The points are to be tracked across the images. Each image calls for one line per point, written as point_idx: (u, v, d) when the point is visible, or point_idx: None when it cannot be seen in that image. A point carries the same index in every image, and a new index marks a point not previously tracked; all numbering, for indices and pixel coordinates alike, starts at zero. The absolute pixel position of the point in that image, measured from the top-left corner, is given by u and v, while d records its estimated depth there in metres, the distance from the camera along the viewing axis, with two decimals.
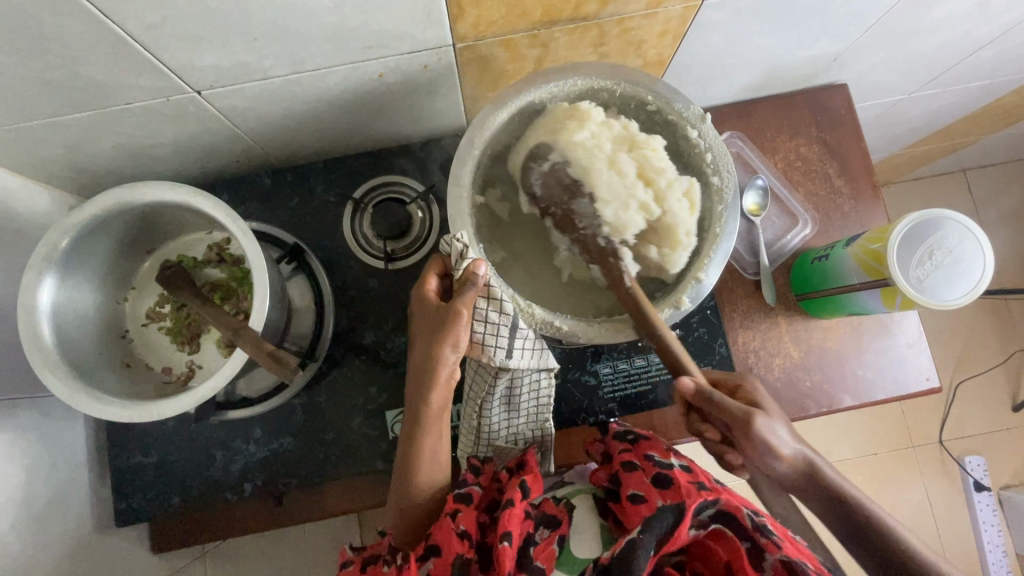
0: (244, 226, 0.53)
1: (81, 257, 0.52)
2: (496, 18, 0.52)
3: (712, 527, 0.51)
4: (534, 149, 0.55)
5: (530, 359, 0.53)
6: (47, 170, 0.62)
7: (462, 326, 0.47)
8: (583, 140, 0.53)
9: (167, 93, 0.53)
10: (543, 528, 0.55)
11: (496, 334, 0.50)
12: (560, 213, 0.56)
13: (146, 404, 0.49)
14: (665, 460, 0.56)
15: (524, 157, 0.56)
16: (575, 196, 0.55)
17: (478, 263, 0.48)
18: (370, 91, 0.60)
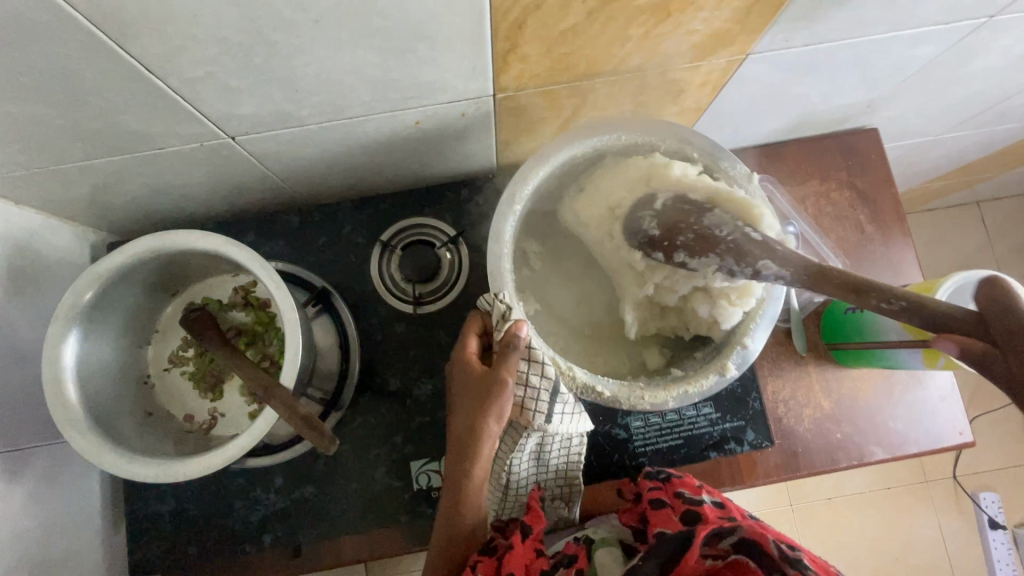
0: (276, 277, 0.51)
1: (108, 305, 0.51)
2: (540, 71, 0.51)
3: (734, 558, 0.50)
4: (614, 197, 0.54)
5: (568, 424, 0.51)
6: (73, 208, 0.60)
7: (506, 391, 0.46)
8: (676, 182, 0.51)
9: (202, 139, 0.52)
10: (563, 569, 0.53)
11: (536, 398, 0.49)
12: (692, 233, 0.48)
13: (173, 462, 0.48)
14: (697, 497, 0.55)
15: (601, 205, 0.55)
16: (703, 214, 0.48)
17: (520, 325, 0.48)
18: (406, 136, 0.58)
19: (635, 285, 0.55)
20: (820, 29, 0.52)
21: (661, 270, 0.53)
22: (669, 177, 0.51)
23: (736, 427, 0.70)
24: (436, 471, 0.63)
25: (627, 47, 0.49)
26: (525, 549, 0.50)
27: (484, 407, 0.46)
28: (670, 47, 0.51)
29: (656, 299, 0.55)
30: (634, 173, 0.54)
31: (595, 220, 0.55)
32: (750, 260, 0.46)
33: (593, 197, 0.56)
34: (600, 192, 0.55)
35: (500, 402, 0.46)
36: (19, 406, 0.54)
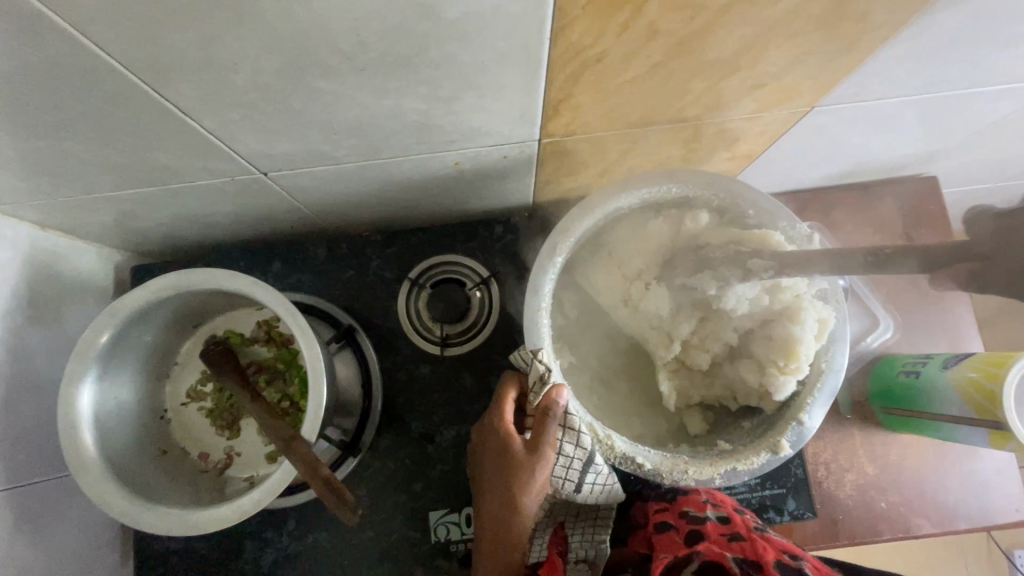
0: (303, 322, 0.49)
1: (128, 342, 0.49)
2: (592, 119, 0.48)
3: None
4: (630, 265, 0.55)
5: (599, 494, 0.49)
6: (98, 233, 0.59)
7: (544, 463, 0.45)
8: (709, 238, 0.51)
9: (233, 174, 0.50)
10: None
11: (567, 467, 0.47)
12: (689, 260, 0.51)
13: (188, 514, 0.45)
14: (701, 515, 0.51)
15: (615, 272, 0.55)
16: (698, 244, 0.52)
17: (558, 390, 0.45)
18: (443, 175, 0.56)
19: (660, 347, 0.53)
20: (894, 84, 0.49)
21: (691, 317, 0.52)
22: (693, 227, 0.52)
23: (775, 495, 0.61)
24: (455, 523, 0.60)
25: (686, 99, 0.46)
26: None
27: (519, 478, 0.45)
28: (731, 99, 0.47)
29: (688, 361, 0.53)
30: (663, 240, 0.53)
31: (612, 284, 0.55)
32: (737, 265, 0.47)
33: (620, 260, 0.55)
34: (620, 257, 0.55)
35: (538, 475, 0.45)
36: (35, 438, 0.53)
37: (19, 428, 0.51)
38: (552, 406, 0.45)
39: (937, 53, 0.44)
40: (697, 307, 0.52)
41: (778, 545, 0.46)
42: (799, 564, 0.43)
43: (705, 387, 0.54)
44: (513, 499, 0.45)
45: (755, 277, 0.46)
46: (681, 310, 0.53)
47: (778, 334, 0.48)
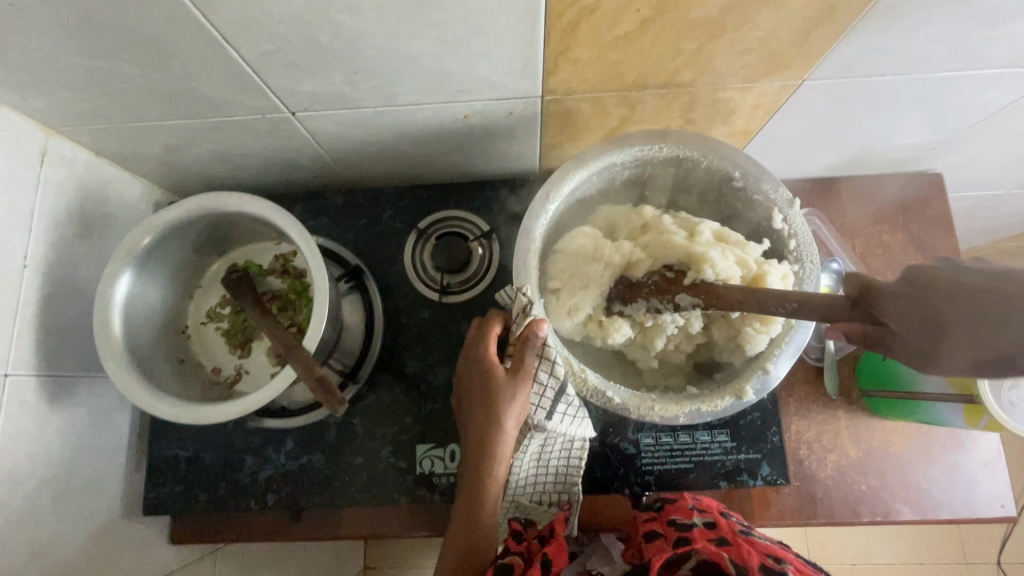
0: (314, 247, 0.54)
1: (159, 254, 0.55)
2: (591, 77, 0.52)
3: None
4: (580, 309, 0.51)
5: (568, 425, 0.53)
6: (143, 165, 0.66)
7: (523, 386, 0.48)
8: (650, 261, 0.52)
9: (265, 111, 0.55)
10: None
11: (540, 395, 0.50)
12: (617, 293, 0.53)
13: (196, 406, 0.50)
14: (688, 521, 0.53)
15: (568, 319, 0.52)
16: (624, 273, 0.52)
17: (539, 321, 0.48)
18: (455, 130, 0.61)
19: (641, 359, 0.54)
20: (882, 61, 0.51)
21: (655, 333, 0.53)
22: (631, 263, 0.52)
23: (750, 459, 0.62)
24: (439, 457, 0.64)
25: (678, 61, 0.50)
26: None
27: (499, 403, 0.48)
28: (722, 66, 0.51)
29: (665, 362, 0.55)
30: (607, 273, 0.52)
31: (572, 330, 0.52)
32: (670, 296, 0.50)
33: (574, 295, 0.51)
34: (567, 301, 0.52)
35: (518, 400, 0.48)
36: (74, 338, 0.59)
37: (60, 325, 0.57)
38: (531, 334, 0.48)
39: (919, 29, 0.47)
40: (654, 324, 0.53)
41: (761, 547, 0.47)
42: (783, 566, 0.44)
43: (681, 372, 0.55)
44: (496, 427, 0.48)
45: (687, 310, 0.51)
46: (642, 330, 0.53)
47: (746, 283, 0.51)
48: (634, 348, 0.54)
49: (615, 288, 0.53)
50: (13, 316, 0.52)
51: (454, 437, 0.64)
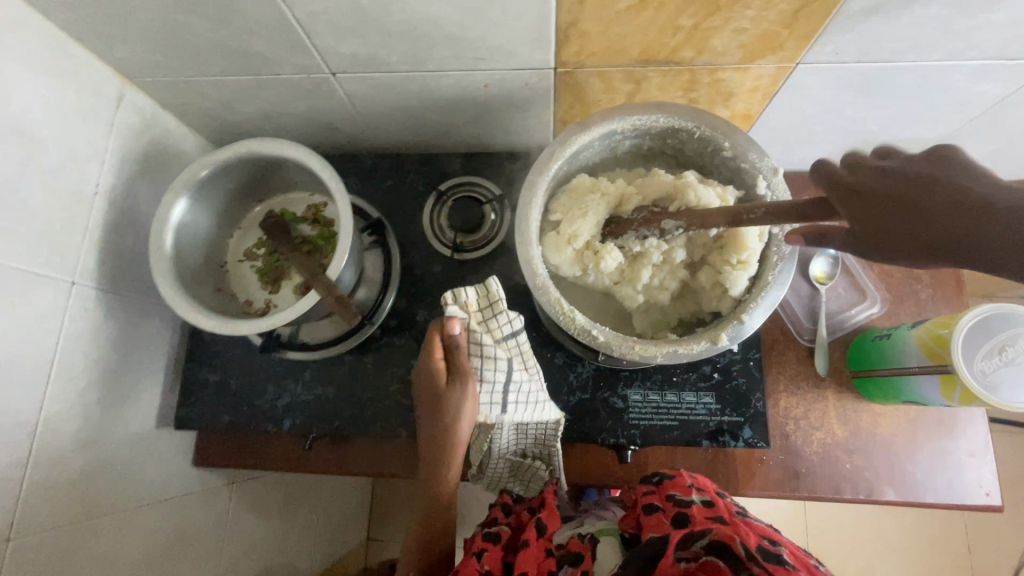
0: (341, 188, 0.60)
1: (209, 191, 0.62)
2: (598, 50, 0.57)
3: (704, 559, 0.52)
4: (580, 237, 0.56)
5: (526, 407, 0.60)
6: (200, 119, 0.74)
7: (467, 390, 0.56)
8: (641, 199, 0.58)
9: (309, 71, 0.63)
10: (567, 565, 0.56)
11: (493, 384, 0.58)
12: (612, 226, 0.57)
13: (230, 320, 0.58)
14: (686, 498, 0.58)
15: (569, 247, 0.57)
16: (618, 210, 0.58)
17: (451, 322, 0.55)
18: (476, 99, 0.67)
19: (628, 299, 0.57)
20: (869, 46, 0.55)
21: (641, 264, 0.56)
22: (625, 200, 0.58)
23: (733, 422, 0.66)
24: None
25: (677, 38, 0.55)
26: (537, 547, 0.57)
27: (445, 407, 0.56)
28: (718, 45, 0.56)
29: (651, 300, 0.58)
30: (604, 206, 0.57)
31: (570, 259, 0.57)
32: (655, 224, 0.54)
33: (575, 224, 0.57)
34: (567, 230, 0.57)
35: (461, 406, 0.56)
36: (130, 262, 0.67)
37: (120, 248, 0.65)
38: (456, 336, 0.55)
39: (901, 16, 0.51)
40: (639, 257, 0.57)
41: (757, 530, 0.53)
42: (777, 548, 0.49)
43: (668, 315, 0.59)
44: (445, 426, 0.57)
45: (669, 235, 0.54)
46: (631, 264, 0.58)
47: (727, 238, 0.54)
48: (622, 283, 0.58)
49: (613, 222, 0.58)
50: (83, 233, 0.60)
51: None
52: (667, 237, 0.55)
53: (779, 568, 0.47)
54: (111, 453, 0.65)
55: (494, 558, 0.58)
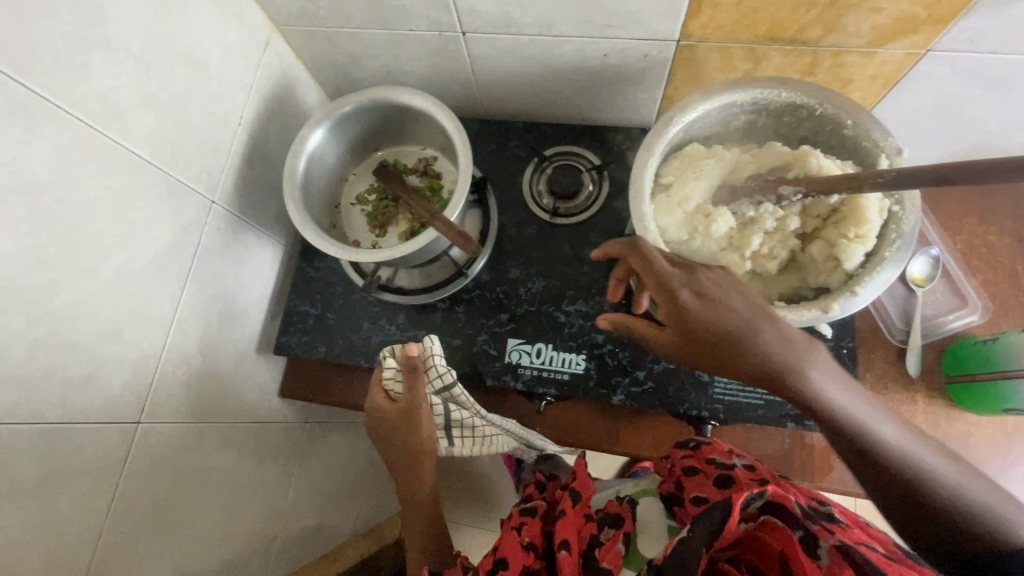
0: (463, 137, 0.63)
1: (337, 132, 0.67)
2: (726, 24, 0.59)
3: (761, 519, 0.50)
4: (691, 201, 0.59)
5: (472, 437, 0.69)
6: (328, 72, 0.80)
7: (424, 422, 0.64)
8: (757, 168, 0.59)
9: (442, 28, 0.67)
10: (608, 528, 0.60)
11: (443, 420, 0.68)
12: (725, 193, 0.59)
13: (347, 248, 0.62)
14: (728, 462, 0.60)
15: (679, 209, 0.59)
16: (730, 178, 0.60)
17: (410, 347, 0.60)
18: (591, 69, 0.70)
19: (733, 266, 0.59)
20: (1010, 35, 0.55)
21: (754, 230, 0.57)
22: (741, 170, 0.59)
23: None
24: (526, 351, 0.71)
25: (810, 14, 0.56)
26: (575, 514, 0.62)
27: (413, 437, 0.64)
28: (850, 25, 0.57)
29: (758, 268, 0.58)
30: (714, 173, 0.59)
31: (678, 221, 0.59)
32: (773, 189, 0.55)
33: (687, 189, 0.59)
34: (678, 194, 0.60)
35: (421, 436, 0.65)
36: (256, 193, 0.73)
37: (250, 179, 0.71)
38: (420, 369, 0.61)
39: None
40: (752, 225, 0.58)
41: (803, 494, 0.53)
42: (828, 508, 0.50)
43: (771, 285, 0.59)
44: (408, 453, 0.66)
45: (786, 202, 0.55)
46: (741, 230, 0.59)
47: (846, 211, 0.54)
48: (729, 250, 0.59)
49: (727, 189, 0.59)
50: (225, 159, 0.66)
51: (543, 337, 0.71)
52: (785, 204, 0.56)
53: (837, 527, 0.48)
54: (219, 366, 0.69)
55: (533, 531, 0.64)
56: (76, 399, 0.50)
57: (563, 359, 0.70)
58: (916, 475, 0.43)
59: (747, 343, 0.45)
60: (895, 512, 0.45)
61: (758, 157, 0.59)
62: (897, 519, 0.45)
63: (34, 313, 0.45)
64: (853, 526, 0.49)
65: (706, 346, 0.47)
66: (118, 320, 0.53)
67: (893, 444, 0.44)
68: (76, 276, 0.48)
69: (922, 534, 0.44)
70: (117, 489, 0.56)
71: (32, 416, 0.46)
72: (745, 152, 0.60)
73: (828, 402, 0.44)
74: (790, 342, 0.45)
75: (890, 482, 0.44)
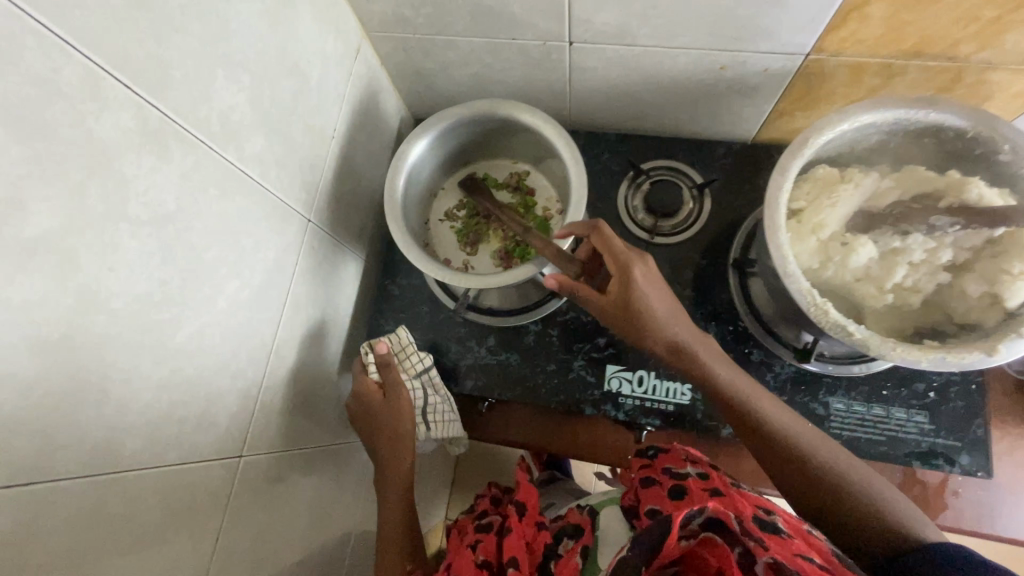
0: (575, 155, 0.59)
1: (433, 147, 0.64)
2: (869, 38, 0.54)
3: (702, 535, 0.50)
4: (826, 229, 0.55)
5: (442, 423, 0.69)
6: (412, 80, 0.76)
7: (401, 405, 0.64)
8: (898, 194, 0.55)
9: (548, 38, 0.63)
10: (568, 541, 0.62)
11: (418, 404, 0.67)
12: (864, 220, 0.55)
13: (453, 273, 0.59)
14: (682, 471, 0.57)
15: (812, 237, 0.56)
16: (868, 204, 0.56)
17: (379, 343, 0.64)
18: (701, 81, 0.66)
19: (870, 297, 0.55)
20: None
21: (900, 261, 0.54)
22: (881, 196, 0.56)
23: (949, 445, 0.62)
24: (627, 379, 0.68)
25: (967, 30, 0.52)
26: (521, 528, 0.62)
27: (394, 423, 0.63)
28: (1010, 41, 0.52)
29: (899, 301, 0.55)
30: (851, 200, 0.55)
31: (811, 249, 0.56)
32: (923, 218, 0.52)
33: (820, 216, 0.56)
34: (810, 220, 0.56)
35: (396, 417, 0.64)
36: (343, 208, 0.69)
37: (340, 194, 0.68)
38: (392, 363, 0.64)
39: None
40: (895, 256, 0.54)
41: (753, 500, 0.51)
42: (773, 518, 0.48)
43: (911, 318, 0.56)
44: (387, 439, 0.64)
45: (938, 231, 0.52)
46: (881, 260, 0.55)
47: (1008, 244, 0.51)
48: (867, 281, 0.55)
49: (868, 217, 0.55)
50: (320, 175, 0.63)
51: (645, 364, 0.68)
52: (935, 235, 0.53)
53: (776, 539, 0.45)
54: (310, 390, 0.67)
55: (490, 546, 0.64)
56: (191, 437, 0.47)
57: (667, 388, 0.67)
58: (807, 457, 0.52)
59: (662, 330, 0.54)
60: (792, 494, 0.52)
61: (900, 182, 0.55)
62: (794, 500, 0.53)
63: (160, 350, 0.42)
64: (796, 535, 0.47)
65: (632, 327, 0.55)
66: (227, 351, 0.50)
67: (786, 430, 0.53)
68: (195, 307, 0.45)
69: (823, 518, 0.50)
70: (222, 525, 0.53)
71: (155, 459, 0.44)
72: (882, 176, 0.56)
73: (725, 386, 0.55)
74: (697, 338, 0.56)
75: (786, 461, 0.52)
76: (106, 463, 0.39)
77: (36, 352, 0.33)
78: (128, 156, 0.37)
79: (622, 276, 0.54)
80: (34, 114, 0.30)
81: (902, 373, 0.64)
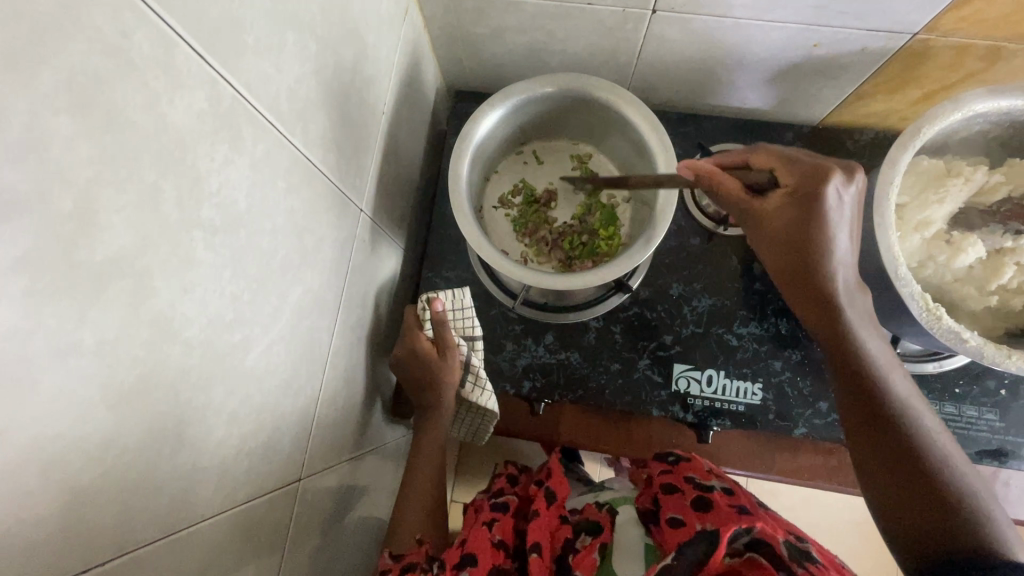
0: (662, 136, 0.53)
1: (498, 125, 0.57)
2: (990, 18, 0.50)
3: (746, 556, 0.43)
4: (932, 227, 0.52)
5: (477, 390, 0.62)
6: (456, 47, 0.68)
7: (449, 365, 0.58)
8: (1009, 188, 0.53)
9: (629, 5, 0.56)
10: (585, 536, 0.49)
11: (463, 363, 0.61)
12: (967, 216, 0.54)
13: (519, 268, 0.53)
14: (707, 483, 0.52)
15: (916, 235, 0.53)
16: (973, 199, 0.53)
17: (436, 300, 0.58)
18: (786, 58, 0.60)
19: (973, 297, 0.52)
20: None
21: (1011, 261, 0.51)
22: (991, 191, 0.53)
23: (1017, 441, 0.62)
24: (695, 379, 0.65)
25: None
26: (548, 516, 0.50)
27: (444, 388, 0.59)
28: None
29: (1003, 303, 0.52)
30: (956, 196, 0.52)
31: (916, 248, 0.53)
32: None
33: (924, 214, 0.52)
34: (914, 217, 0.53)
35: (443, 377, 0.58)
36: (389, 194, 0.62)
37: (386, 178, 0.60)
38: (444, 322, 0.58)
39: None
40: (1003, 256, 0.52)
41: (783, 525, 0.47)
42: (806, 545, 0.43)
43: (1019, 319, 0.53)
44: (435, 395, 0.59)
45: None
46: (987, 260, 0.52)
47: None
48: (971, 282, 0.53)
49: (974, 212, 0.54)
50: (372, 157, 0.55)
51: (714, 362, 0.65)
52: None
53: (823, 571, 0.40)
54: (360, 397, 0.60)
55: (506, 528, 0.51)
56: (259, 469, 0.41)
57: (737, 388, 0.64)
58: (932, 454, 0.42)
59: (833, 259, 0.44)
60: (879, 485, 0.42)
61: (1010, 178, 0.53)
62: (877, 493, 0.42)
63: (230, 378, 0.35)
64: (830, 566, 0.42)
65: (793, 249, 0.44)
66: (291, 369, 0.44)
67: (920, 420, 0.43)
68: (263, 322, 0.38)
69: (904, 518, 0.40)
70: (283, 563, 0.46)
71: (227, 501, 0.37)
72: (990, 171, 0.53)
73: (867, 349, 0.45)
74: (853, 292, 0.46)
75: (895, 440, 0.43)
76: (181, 517, 0.32)
77: (110, 403, 0.26)
78: (201, 147, 0.29)
79: (811, 184, 0.42)
80: (102, 96, 0.23)
81: (975, 370, 0.63)
